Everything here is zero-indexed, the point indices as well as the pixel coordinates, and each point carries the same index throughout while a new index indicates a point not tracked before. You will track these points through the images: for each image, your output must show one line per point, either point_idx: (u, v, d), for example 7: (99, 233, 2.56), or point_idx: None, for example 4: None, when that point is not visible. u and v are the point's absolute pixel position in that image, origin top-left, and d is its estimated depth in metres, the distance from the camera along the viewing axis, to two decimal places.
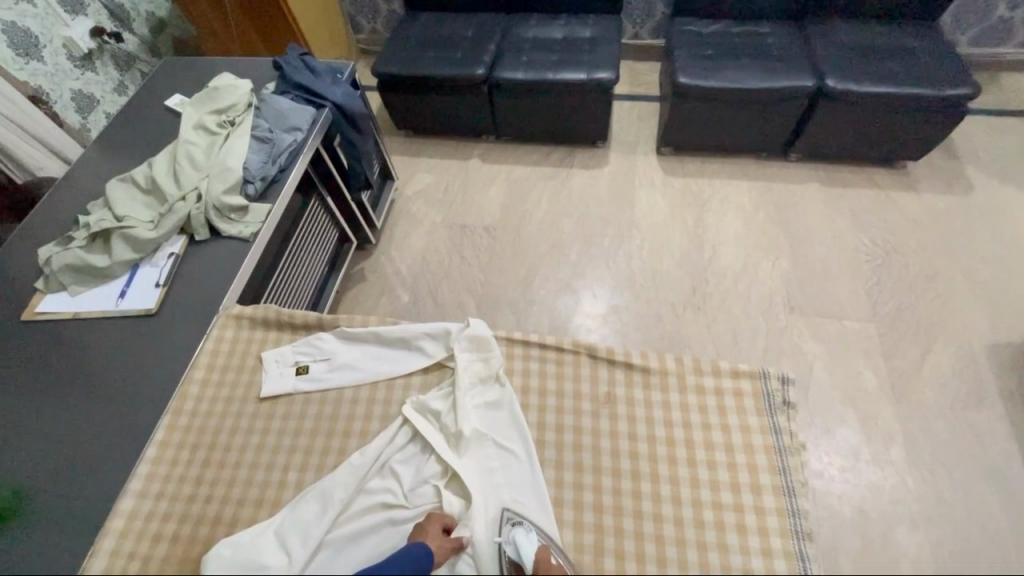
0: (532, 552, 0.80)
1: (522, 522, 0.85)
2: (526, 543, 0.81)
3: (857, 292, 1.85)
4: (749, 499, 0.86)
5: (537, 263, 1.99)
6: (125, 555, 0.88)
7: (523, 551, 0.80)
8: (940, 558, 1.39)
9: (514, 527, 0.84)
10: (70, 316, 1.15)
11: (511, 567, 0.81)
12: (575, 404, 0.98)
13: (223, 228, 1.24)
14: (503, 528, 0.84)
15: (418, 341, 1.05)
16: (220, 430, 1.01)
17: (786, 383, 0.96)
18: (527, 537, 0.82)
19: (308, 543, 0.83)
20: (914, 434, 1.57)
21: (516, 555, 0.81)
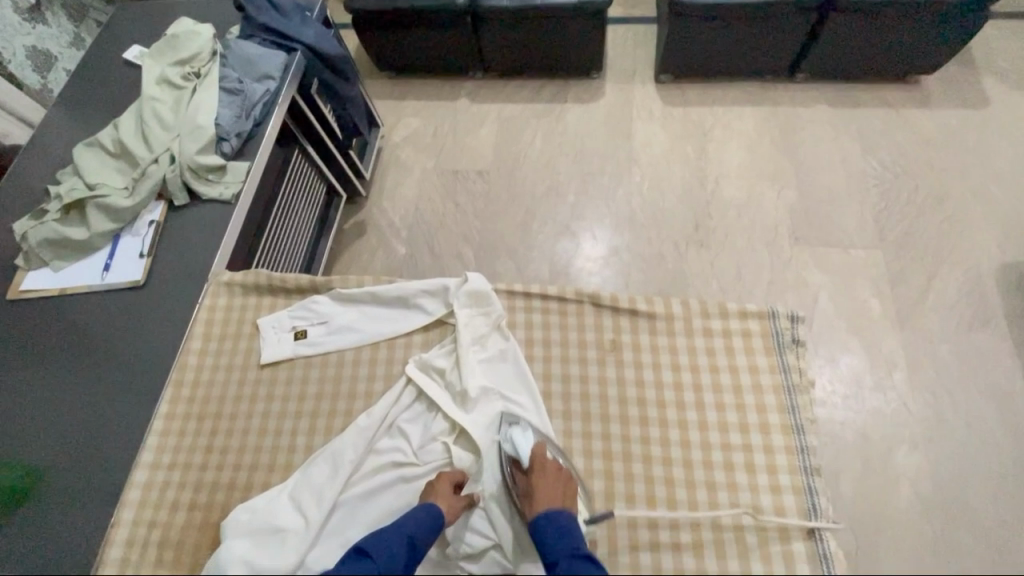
0: (527, 447, 0.85)
1: (517, 424, 0.89)
2: (523, 441, 0.86)
3: (864, 218, 1.80)
4: (757, 439, 0.87)
5: (534, 206, 1.93)
6: (145, 524, 0.90)
7: (520, 447, 0.85)
8: (938, 475, 1.44)
9: (511, 425, 0.88)
10: (56, 293, 1.11)
11: (509, 464, 0.86)
12: (579, 354, 0.96)
13: (202, 191, 1.17)
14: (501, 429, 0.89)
15: (416, 299, 1.02)
16: (224, 398, 1.01)
17: (796, 321, 0.94)
18: (524, 434, 0.87)
19: (322, 505, 0.84)
20: (918, 359, 1.58)
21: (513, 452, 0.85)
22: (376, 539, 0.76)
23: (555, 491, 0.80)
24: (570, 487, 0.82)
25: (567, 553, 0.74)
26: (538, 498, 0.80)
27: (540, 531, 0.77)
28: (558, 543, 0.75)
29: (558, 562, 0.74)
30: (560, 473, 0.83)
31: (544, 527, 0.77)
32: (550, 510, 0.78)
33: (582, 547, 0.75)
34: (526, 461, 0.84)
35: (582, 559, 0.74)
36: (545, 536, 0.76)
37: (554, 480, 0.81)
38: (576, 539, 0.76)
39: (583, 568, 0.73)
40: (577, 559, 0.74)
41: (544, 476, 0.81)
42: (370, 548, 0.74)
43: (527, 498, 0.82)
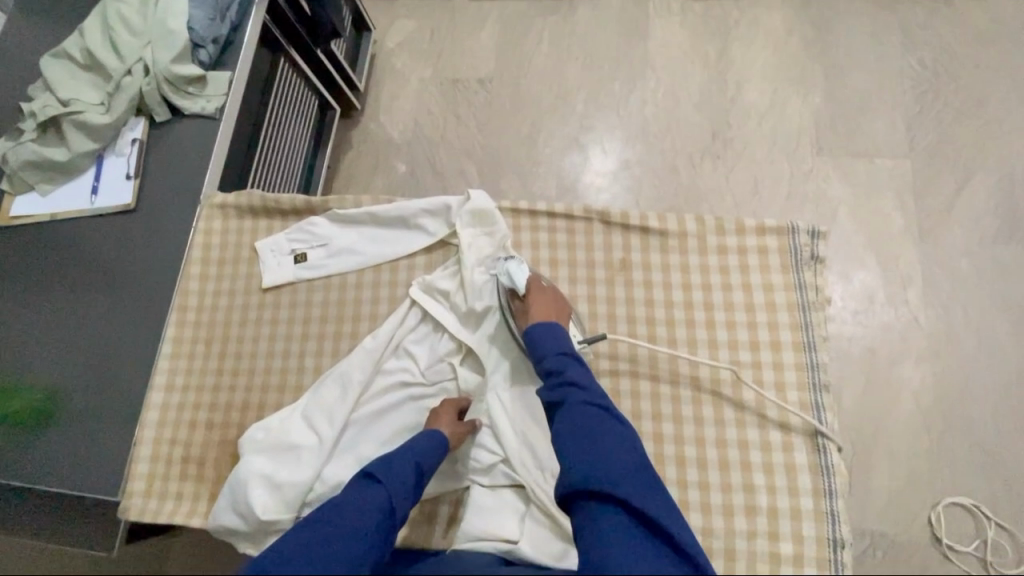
0: (523, 276, 0.88)
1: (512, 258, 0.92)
2: (519, 272, 0.89)
3: (895, 125, 1.67)
4: (767, 357, 0.85)
5: (541, 118, 1.81)
6: (167, 441, 0.96)
7: (515, 277, 0.88)
8: (939, 387, 1.46)
9: (506, 258, 0.91)
10: (47, 218, 1.07)
11: (506, 294, 0.90)
12: (588, 274, 0.93)
13: (183, 105, 1.09)
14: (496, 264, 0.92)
15: (417, 220, 0.98)
16: (229, 323, 1.01)
17: (817, 236, 0.88)
18: (519, 266, 0.89)
19: (334, 423, 0.87)
20: (934, 274, 1.54)
21: (509, 282, 0.89)
22: (384, 465, 0.77)
23: (548, 307, 0.86)
24: (562, 306, 0.88)
25: (555, 352, 0.81)
26: (534, 314, 0.86)
27: (533, 338, 0.83)
28: (549, 343, 0.81)
29: (545, 357, 0.81)
30: (555, 297, 0.88)
31: (536, 331, 0.82)
32: (544, 323, 0.83)
33: (568, 347, 0.82)
34: (523, 288, 0.88)
35: (567, 357, 0.81)
36: (538, 341, 0.82)
37: (549, 301, 0.87)
38: (565, 342, 0.83)
39: (569, 364, 0.80)
40: (563, 355, 0.81)
41: (539, 296, 0.87)
42: (379, 473, 0.76)
43: (522, 316, 0.88)
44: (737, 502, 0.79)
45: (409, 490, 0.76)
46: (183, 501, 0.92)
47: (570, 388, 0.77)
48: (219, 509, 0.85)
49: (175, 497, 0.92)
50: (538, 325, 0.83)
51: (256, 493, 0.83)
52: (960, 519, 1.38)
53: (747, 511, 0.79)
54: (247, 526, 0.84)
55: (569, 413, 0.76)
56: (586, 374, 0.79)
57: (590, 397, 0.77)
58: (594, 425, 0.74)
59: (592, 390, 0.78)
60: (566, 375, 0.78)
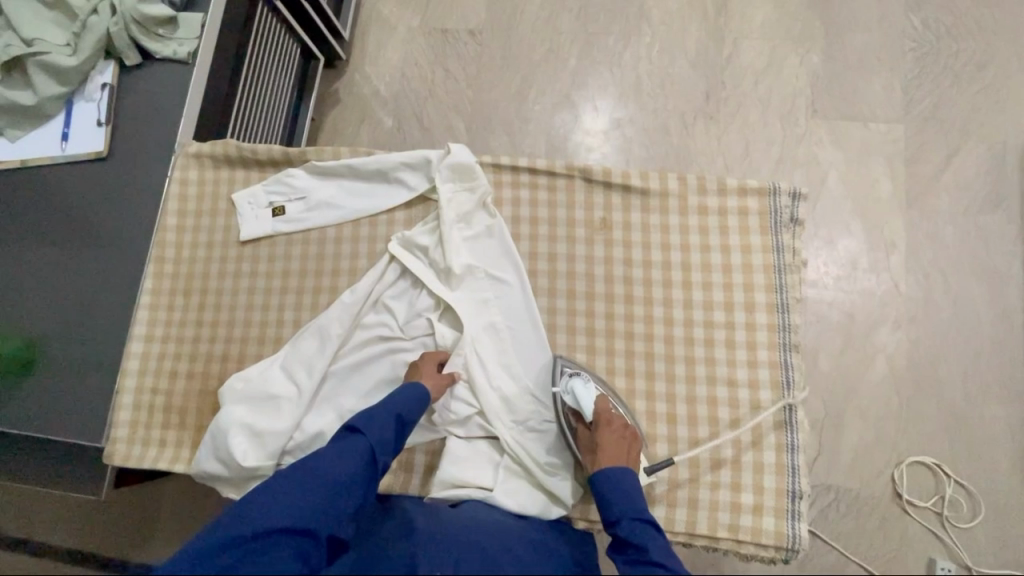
0: (591, 402, 0.81)
1: (578, 374, 0.85)
2: (585, 394, 0.82)
3: (892, 89, 1.64)
4: (741, 317, 0.86)
5: (532, 72, 1.76)
6: (148, 390, 0.97)
7: (583, 400, 0.82)
8: (913, 352, 1.50)
9: (571, 375, 0.85)
10: (16, 164, 1.04)
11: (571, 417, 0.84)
12: (568, 232, 0.92)
13: (153, 48, 1.04)
14: (560, 379, 0.85)
15: (396, 173, 0.96)
16: (208, 275, 1.01)
17: (798, 198, 0.87)
18: (586, 386, 0.83)
19: (313, 374, 0.88)
20: (918, 241, 1.56)
21: (574, 404, 0.83)
22: (365, 417, 0.78)
23: (619, 448, 0.78)
24: (633, 443, 0.80)
25: (631, 515, 0.72)
26: (602, 453, 0.78)
27: (604, 491, 0.76)
28: (625, 504, 0.73)
29: (620, 520, 0.72)
30: (626, 430, 0.81)
31: (610, 485, 0.75)
32: (614, 469, 0.76)
33: (646, 513, 0.73)
34: (590, 416, 0.81)
35: (643, 523, 0.72)
36: (610, 496, 0.75)
37: (621, 438, 0.80)
38: (639, 498, 0.74)
39: (647, 534, 0.71)
40: (640, 522, 0.72)
41: (609, 433, 0.80)
42: (360, 426, 0.77)
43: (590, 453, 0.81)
44: (703, 456, 0.82)
45: (390, 440, 0.78)
46: (166, 448, 0.94)
47: (651, 565, 0.67)
48: (201, 457, 0.87)
49: (159, 444, 0.94)
50: (606, 470, 0.76)
51: (237, 441, 0.85)
52: (922, 477, 1.45)
53: (712, 464, 0.82)
54: (228, 473, 0.86)
55: None
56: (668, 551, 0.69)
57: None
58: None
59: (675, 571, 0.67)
60: (648, 551, 0.69)
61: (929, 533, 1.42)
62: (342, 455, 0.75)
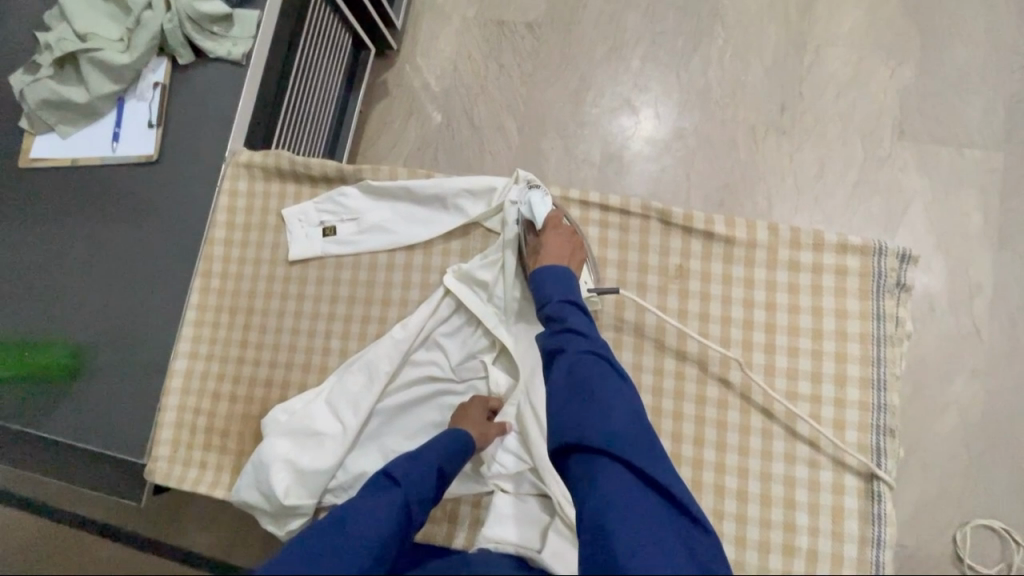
0: (543, 210, 0.84)
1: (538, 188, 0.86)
2: (540, 205, 0.84)
3: (994, 111, 1.48)
4: (828, 391, 0.77)
5: (592, 72, 1.65)
6: (191, 409, 0.95)
7: (537, 210, 0.84)
8: (990, 405, 1.38)
9: (528, 190, 0.86)
10: (69, 163, 1.01)
11: (523, 227, 0.86)
12: (639, 278, 0.84)
13: (207, 47, 0.98)
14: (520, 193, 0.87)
15: (455, 200, 0.89)
16: (254, 294, 0.97)
17: (906, 260, 0.77)
18: (543, 199, 0.85)
19: (359, 412, 0.84)
20: (1008, 284, 1.42)
21: (528, 213, 0.85)
22: (403, 465, 0.73)
23: (561, 250, 0.81)
24: (578, 253, 0.82)
25: (557, 297, 0.76)
26: (545, 254, 0.81)
27: (539, 281, 0.79)
28: (554, 288, 0.77)
29: (547, 303, 0.76)
30: (572, 237, 0.83)
31: (543, 275, 0.78)
32: (553, 263, 0.79)
33: (575, 296, 0.76)
34: (540, 223, 0.83)
35: (571, 305, 0.76)
36: (542, 283, 0.78)
37: (565, 243, 0.82)
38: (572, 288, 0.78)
39: (573, 313, 0.75)
40: (568, 304, 0.76)
41: (554, 235, 0.82)
42: (397, 474, 0.72)
43: (533, 255, 0.83)
44: (775, 540, 0.75)
45: (428, 493, 0.73)
46: (206, 471, 0.92)
47: (567, 334, 0.73)
48: (241, 487, 0.84)
49: (199, 466, 0.92)
50: (543, 264, 0.79)
51: (279, 476, 0.81)
52: (987, 541, 1.34)
53: (785, 551, 0.75)
54: (269, 506, 0.83)
55: (568, 363, 0.71)
56: (589, 323, 0.74)
57: (592, 346, 0.72)
58: (596, 377, 0.69)
59: (595, 340, 0.73)
60: (568, 322, 0.74)
61: None
62: (378, 508, 0.68)
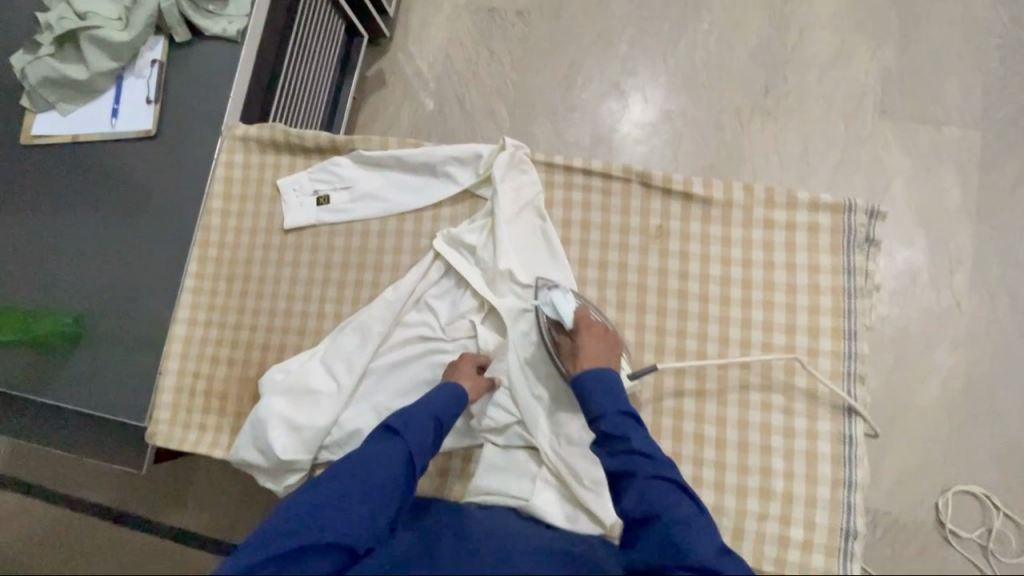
0: (569, 309, 0.82)
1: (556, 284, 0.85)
2: (563, 304, 0.83)
3: (972, 90, 1.52)
4: (802, 342, 0.81)
5: (581, 57, 1.69)
6: (190, 374, 0.98)
7: (563, 309, 0.82)
8: (971, 375, 1.42)
9: (547, 286, 0.85)
10: (69, 139, 1.04)
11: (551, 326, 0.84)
12: (622, 240, 0.87)
13: (203, 25, 1.01)
14: (539, 291, 0.85)
15: (444, 167, 0.93)
16: (251, 262, 1.00)
17: (874, 217, 0.81)
18: (565, 295, 0.83)
19: (353, 371, 0.87)
20: (986, 257, 1.45)
21: (554, 314, 0.83)
22: (404, 418, 0.76)
23: (599, 352, 0.80)
24: (614, 346, 0.81)
25: (614, 410, 0.73)
26: (584, 358, 0.80)
27: (586, 390, 0.76)
28: (608, 401, 0.74)
29: (604, 417, 0.73)
30: (606, 331, 0.82)
31: (591, 385, 0.76)
32: (597, 370, 0.77)
33: (629, 407, 0.75)
34: (570, 323, 0.82)
35: (628, 417, 0.74)
36: (590, 394, 0.76)
37: (600, 341, 0.81)
38: (620, 394, 0.76)
39: (629, 425, 0.73)
40: (624, 416, 0.73)
41: (588, 337, 0.81)
42: (398, 426, 0.75)
43: (569, 360, 0.82)
44: (752, 485, 0.79)
45: (430, 442, 0.76)
46: (205, 433, 0.95)
47: (635, 456, 0.70)
48: (240, 445, 0.87)
49: (198, 428, 0.95)
50: (586, 373, 0.77)
51: (276, 432, 0.85)
52: (967, 506, 1.38)
53: (761, 494, 0.78)
54: (266, 463, 0.86)
55: (640, 490, 0.68)
56: (650, 439, 0.72)
57: (660, 469, 0.70)
58: (670, 504, 0.67)
59: (660, 460, 0.71)
60: (631, 441, 0.71)
61: (971, 565, 1.36)
62: (381, 457, 0.73)
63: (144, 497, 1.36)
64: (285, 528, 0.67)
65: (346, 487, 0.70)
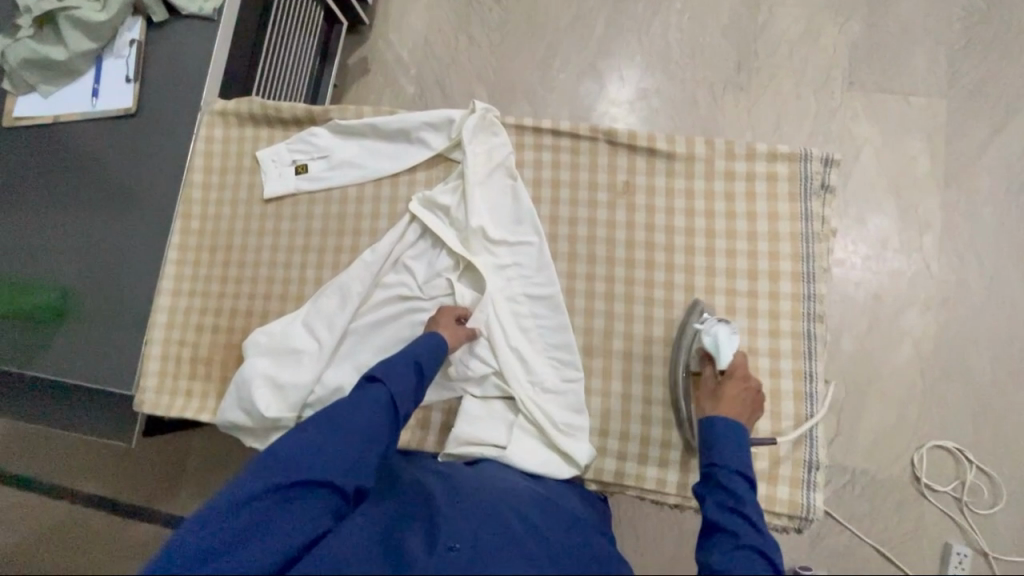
0: (731, 352, 0.78)
1: (726, 321, 0.81)
2: (727, 344, 0.78)
3: (936, 60, 1.56)
4: (764, 286, 0.84)
5: (557, 39, 1.72)
6: (176, 343, 1.01)
7: (722, 347, 0.78)
8: (942, 335, 1.46)
9: (717, 319, 0.81)
10: (51, 120, 1.05)
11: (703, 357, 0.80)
12: (590, 196, 0.91)
13: (180, 4, 1.03)
14: (706, 319, 0.81)
15: (418, 133, 0.96)
16: (233, 233, 1.04)
17: (830, 165, 0.85)
18: (729, 336, 0.79)
19: (333, 331, 0.89)
20: (954, 221, 1.50)
21: (711, 347, 0.79)
22: (385, 367, 0.78)
23: (741, 407, 0.75)
24: (754, 407, 0.77)
25: (735, 467, 0.70)
26: (724, 405, 0.76)
27: (715, 435, 0.73)
28: (734, 457, 0.71)
29: (722, 469, 0.70)
30: (754, 391, 0.77)
31: (728, 434, 0.72)
32: (734, 425, 0.73)
33: (750, 471, 0.71)
34: (724, 365, 0.78)
35: (743, 482, 0.70)
36: (722, 442, 0.72)
37: (745, 397, 0.76)
38: (745, 455, 0.72)
39: (745, 490, 0.69)
40: (741, 478, 0.70)
41: (736, 389, 0.77)
42: (380, 374, 0.77)
43: (707, 398, 0.78)
44: None
45: (412, 389, 0.78)
46: (192, 399, 0.98)
47: (740, 518, 0.67)
48: (226, 407, 0.89)
49: (185, 394, 0.98)
50: (717, 416, 0.74)
51: (260, 392, 0.87)
52: (942, 462, 1.42)
53: None
54: (251, 423, 0.88)
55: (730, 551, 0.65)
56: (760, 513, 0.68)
57: (762, 546, 0.65)
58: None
59: (765, 537, 0.66)
60: (742, 504, 0.68)
61: (947, 518, 1.40)
62: (363, 404, 0.75)
63: (127, 471, 1.43)
64: (283, 457, 0.71)
65: (338, 422, 0.73)
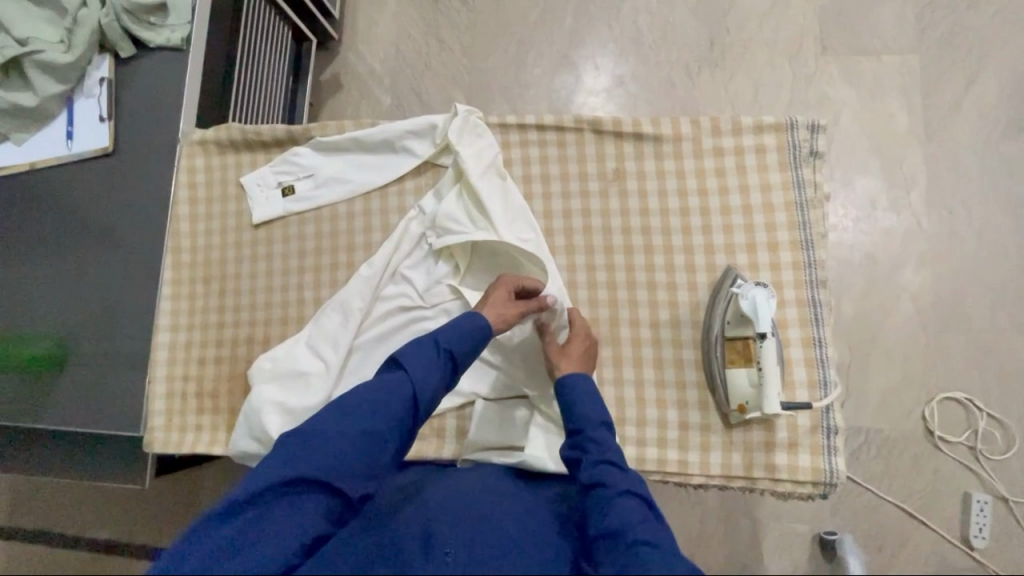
0: (770, 316, 0.77)
1: (765, 285, 0.79)
2: (765, 307, 0.77)
3: (905, 17, 1.57)
4: (764, 258, 0.85)
5: (528, 34, 1.71)
6: (180, 378, 1.00)
7: (760, 310, 0.77)
8: (939, 289, 1.47)
9: (755, 283, 0.79)
10: (27, 167, 1.02)
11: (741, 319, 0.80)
12: (581, 186, 0.91)
13: (147, 38, 1.01)
14: (744, 283, 0.80)
15: (401, 142, 0.95)
16: (225, 261, 1.03)
17: (816, 130, 0.85)
18: (768, 299, 0.78)
19: (339, 348, 0.88)
20: (939, 175, 1.51)
21: (750, 311, 0.78)
22: (412, 355, 0.74)
23: (580, 360, 0.81)
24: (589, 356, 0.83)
25: (595, 420, 0.74)
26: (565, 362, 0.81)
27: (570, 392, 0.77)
28: (593, 411, 0.75)
29: (583, 427, 0.74)
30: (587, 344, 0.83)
31: (577, 387, 0.77)
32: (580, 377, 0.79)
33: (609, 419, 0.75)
34: (763, 328, 0.77)
35: (605, 429, 0.74)
36: (576, 397, 0.77)
37: (582, 352, 0.82)
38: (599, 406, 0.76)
39: (607, 438, 0.73)
40: (603, 427, 0.74)
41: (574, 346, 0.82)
42: (406, 364, 0.73)
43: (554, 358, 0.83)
44: None
45: (439, 375, 0.75)
46: (202, 433, 0.98)
47: (607, 465, 0.69)
48: (237, 437, 0.88)
49: (195, 428, 0.98)
50: (572, 375, 0.79)
51: (271, 419, 0.86)
52: (953, 412, 1.43)
53: None
54: (265, 451, 0.87)
55: (606, 500, 0.66)
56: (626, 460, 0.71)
57: (633, 484, 0.68)
58: (640, 519, 0.63)
59: (634, 476, 0.69)
60: (606, 450, 0.71)
61: (964, 468, 1.41)
62: (387, 392, 0.72)
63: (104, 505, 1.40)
64: (306, 465, 0.66)
65: (368, 423, 0.70)
